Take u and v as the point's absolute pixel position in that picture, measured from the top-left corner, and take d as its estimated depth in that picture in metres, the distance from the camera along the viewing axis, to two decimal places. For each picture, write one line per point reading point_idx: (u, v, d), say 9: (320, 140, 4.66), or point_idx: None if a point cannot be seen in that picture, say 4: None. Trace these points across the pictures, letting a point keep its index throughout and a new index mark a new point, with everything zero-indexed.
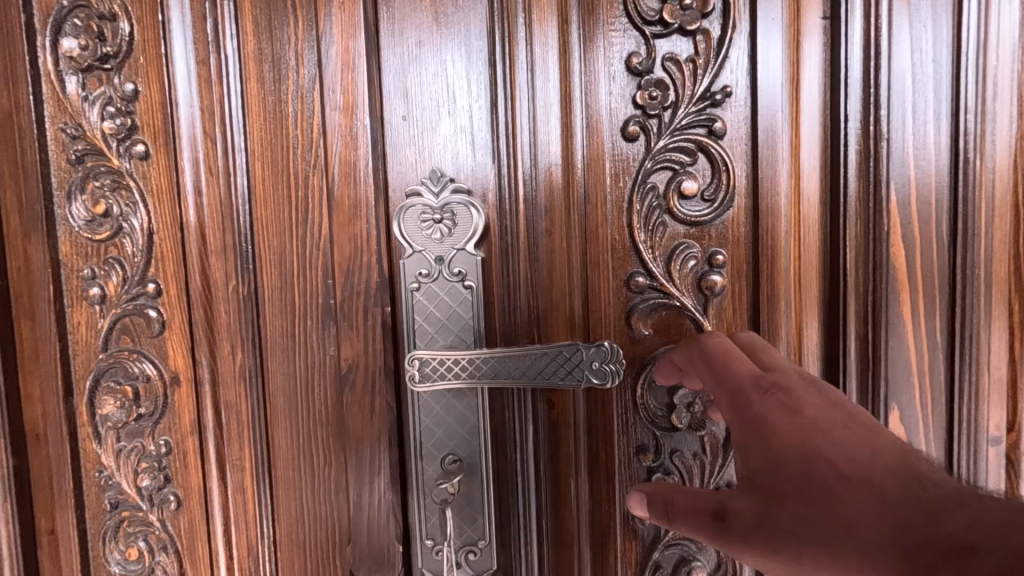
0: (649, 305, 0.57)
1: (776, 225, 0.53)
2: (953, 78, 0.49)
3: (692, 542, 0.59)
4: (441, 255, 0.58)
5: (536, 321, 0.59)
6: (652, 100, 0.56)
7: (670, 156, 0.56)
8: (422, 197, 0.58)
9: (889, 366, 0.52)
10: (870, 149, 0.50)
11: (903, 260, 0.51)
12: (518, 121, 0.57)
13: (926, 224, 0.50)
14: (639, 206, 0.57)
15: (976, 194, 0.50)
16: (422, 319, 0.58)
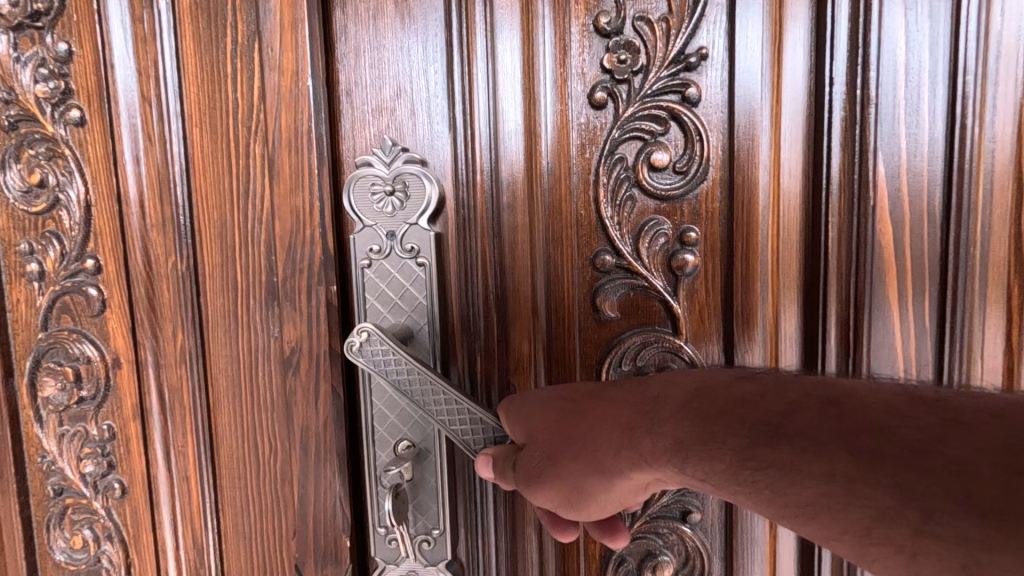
0: (616, 285, 0.53)
1: (753, 199, 0.49)
2: (952, 34, 0.44)
3: (658, 537, 0.55)
4: (393, 229, 0.54)
5: (496, 301, 0.55)
6: (621, 63, 0.51)
7: (639, 125, 0.51)
8: (373, 168, 0.54)
9: (871, 353, 0.47)
10: (857, 116, 0.45)
11: (889, 240, 0.46)
12: (477, 87, 0.53)
13: (917, 200, 0.45)
14: (605, 180, 0.53)
15: (973, 166, 0.44)
16: (374, 298, 0.55)
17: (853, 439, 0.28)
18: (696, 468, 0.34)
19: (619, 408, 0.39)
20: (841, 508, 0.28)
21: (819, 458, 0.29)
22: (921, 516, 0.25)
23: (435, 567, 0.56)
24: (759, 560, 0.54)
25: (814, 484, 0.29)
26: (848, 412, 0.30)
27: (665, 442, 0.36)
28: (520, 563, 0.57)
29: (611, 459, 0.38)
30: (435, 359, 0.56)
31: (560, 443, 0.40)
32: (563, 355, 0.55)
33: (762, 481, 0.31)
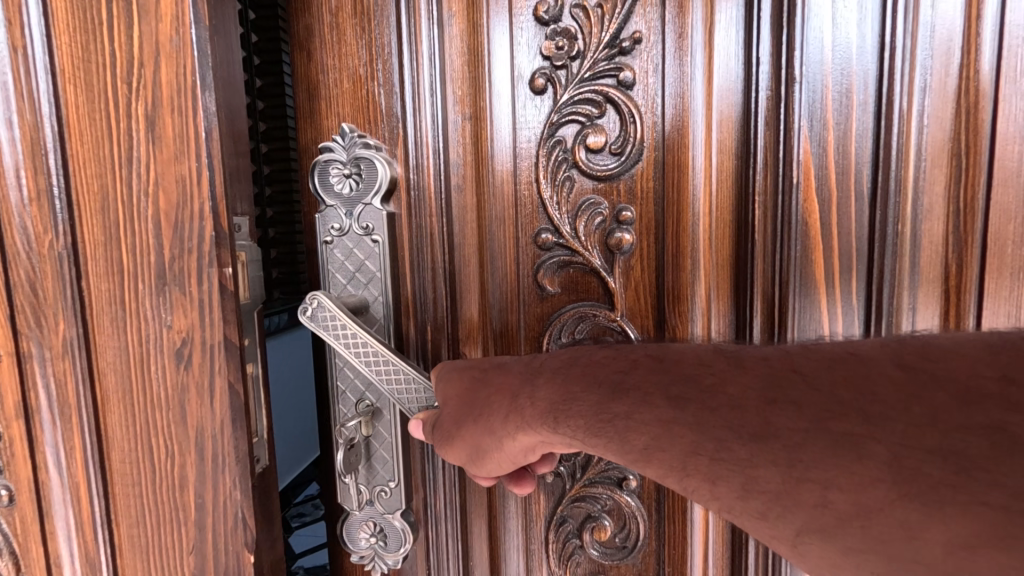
0: (555, 262, 0.54)
1: (683, 179, 0.49)
2: (881, 10, 0.43)
3: (597, 501, 0.57)
4: (351, 208, 0.55)
5: (446, 276, 0.56)
6: (558, 49, 0.51)
7: (576, 108, 0.52)
8: (333, 153, 0.54)
9: (796, 329, 0.47)
10: (780, 95, 0.45)
11: (816, 220, 0.46)
12: (424, 71, 0.53)
13: (844, 177, 0.45)
14: (544, 160, 0.53)
15: (903, 141, 0.43)
16: (335, 271, 0.56)
17: (672, 389, 0.33)
18: (568, 425, 0.37)
19: (512, 377, 0.42)
20: (666, 448, 0.31)
21: (646, 405, 0.34)
22: (715, 445, 0.29)
23: (390, 518, 0.57)
24: (692, 530, 0.54)
25: (649, 430, 0.32)
26: (674, 366, 0.36)
27: (542, 405, 0.39)
28: (466, 525, 0.59)
29: (500, 422, 0.40)
30: (388, 335, 0.57)
31: (464, 407, 0.42)
32: (507, 330, 0.56)
33: (606, 431, 0.34)
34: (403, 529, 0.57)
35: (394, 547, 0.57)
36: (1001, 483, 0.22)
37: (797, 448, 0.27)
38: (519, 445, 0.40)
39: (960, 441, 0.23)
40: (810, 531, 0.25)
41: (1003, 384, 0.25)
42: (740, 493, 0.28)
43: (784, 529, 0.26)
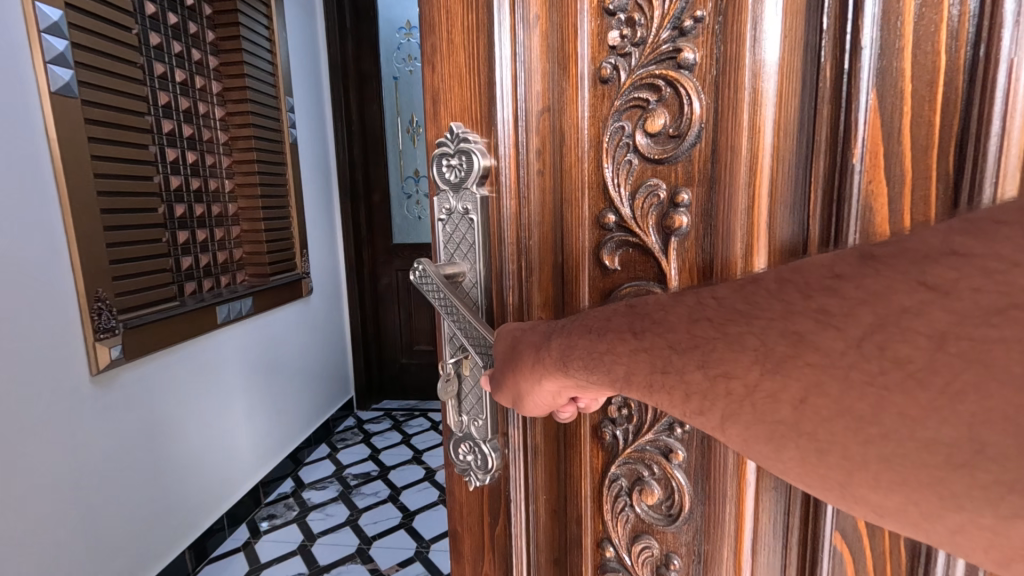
0: (616, 242, 0.57)
1: (735, 164, 0.48)
2: None
3: (645, 465, 0.57)
4: (458, 191, 0.63)
5: (523, 250, 0.62)
6: (623, 38, 0.53)
7: (636, 94, 0.53)
8: (444, 146, 0.63)
9: None
10: (846, 66, 0.42)
11: (882, 203, 0.42)
12: (509, 69, 0.59)
13: (922, 154, 0.40)
14: (604, 139, 0.56)
15: (1012, 103, 0.35)
16: (445, 243, 0.66)
17: (641, 320, 0.41)
18: (575, 365, 0.46)
19: (535, 336, 0.51)
20: (631, 366, 0.42)
21: (619, 343, 0.43)
22: (660, 362, 0.39)
23: (482, 444, 0.65)
24: (730, 515, 0.52)
25: (622, 359, 0.42)
26: (644, 303, 0.42)
27: (553, 355, 0.47)
28: (534, 466, 0.65)
29: (529, 372, 0.49)
30: (480, 306, 0.66)
31: (504, 366, 0.52)
32: (569, 301, 0.60)
33: (598, 369, 0.44)
34: (489, 454, 0.65)
35: (481, 470, 0.66)
36: (818, 347, 0.31)
37: (709, 354, 0.36)
38: (545, 388, 0.49)
39: (800, 323, 0.31)
40: (730, 420, 0.36)
41: (830, 280, 0.31)
42: (685, 391, 0.38)
43: (711, 417, 0.38)
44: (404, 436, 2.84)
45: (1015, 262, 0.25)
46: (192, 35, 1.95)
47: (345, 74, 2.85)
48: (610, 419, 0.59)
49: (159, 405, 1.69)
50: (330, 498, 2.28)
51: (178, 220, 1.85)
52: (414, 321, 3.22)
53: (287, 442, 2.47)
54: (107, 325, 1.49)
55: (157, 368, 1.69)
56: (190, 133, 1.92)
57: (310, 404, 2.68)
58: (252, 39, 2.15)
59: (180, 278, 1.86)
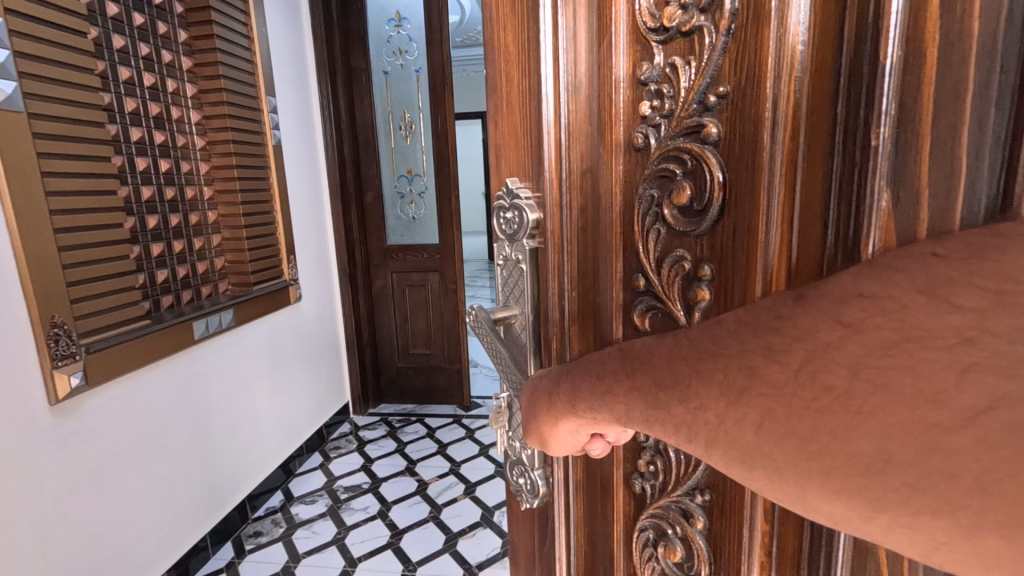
0: (645, 309, 0.45)
1: (750, 257, 0.37)
2: None
3: (668, 523, 0.46)
4: (512, 240, 0.58)
5: (574, 304, 0.53)
6: (653, 108, 0.42)
7: (664, 166, 0.42)
8: (501, 200, 0.59)
9: None
10: (858, 163, 0.30)
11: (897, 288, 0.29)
12: (556, 135, 0.51)
13: None
14: (635, 209, 0.45)
15: None
16: (502, 283, 0.62)
17: (630, 360, 0.39)
18: (584, 406, 0.43)
19: (544, 381, 0.49)
20: (624, 401, 0.39)
21: (610, 380, 0.40)
22: (648, 403, 0.37)
23: (531, 470, 0.61)
24: None
25: (622, 397, 0.39)
26: (634, 344, 0.40)
27: (563, 398, 0.46)
28: (571, 499, 0.57)
29: (545, 414, 0.48)
30: (529, 349, 0.59)
31: (531, 416, 0.51)
32: None
33: (603, 412, 0.42)
34: (537, 482, 0.60)
35: (530, 494, 0.61)
36: (768, 381, 0.30)
37: (685, 389, 0.34)
38: (563, 429, 0.47)
39: (753, 359, 0.31)
40: (713, 446, 0.33)
41: (774, 320, 0.31)
42: (676, 428, 0.35)
43: (695, 447, 0.34)
44: (398, 444, 2.83)
45: (905, 302, 0.26)
46: (162, 36, 1.90)
47: (332, 68, 2.79)
48: (639, 471, 0.48)
49: (129, 430, 1.67)
50: (319, 513, 2.27)
51: (151, 232, 1.83)
52: (410, 325, 3.20)
53: (277, 451, 2.47)
54: (67, 351, 1.45)
55: (125, 392, 1.66)
56: (163, 139, 1.88)
57: (297, 414, 2.63)
58: (227, 37, 2.07)
59: (154, 293, 1.84)
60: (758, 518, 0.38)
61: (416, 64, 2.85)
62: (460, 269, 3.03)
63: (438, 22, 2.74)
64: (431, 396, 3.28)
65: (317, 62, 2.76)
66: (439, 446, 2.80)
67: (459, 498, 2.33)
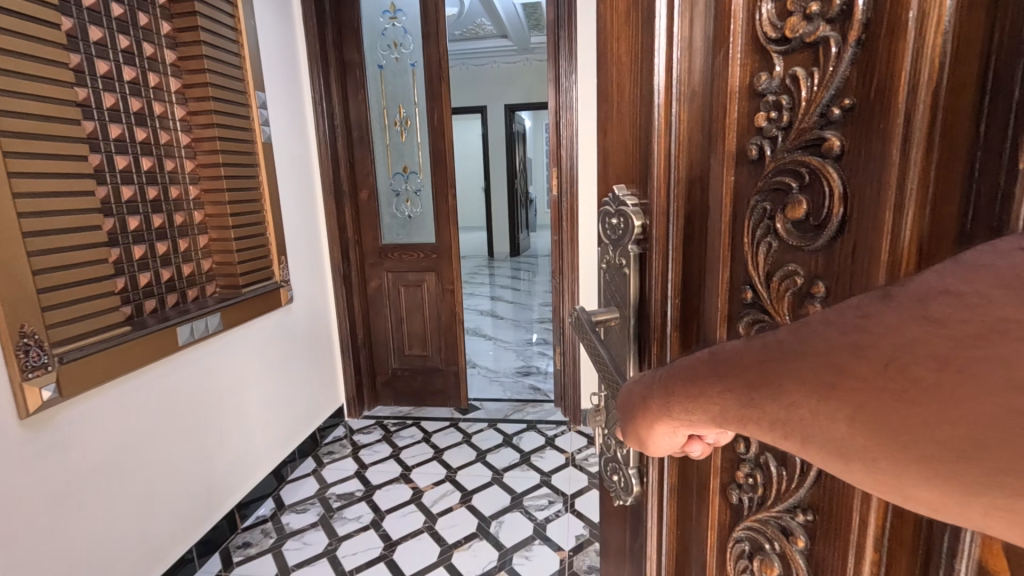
0: (750, 319, 0.44)
1: (874, 259, 0.33)
2: None
3: (766, 538, 0.45)
4: (616, 243, 0.61)
5: (678, 310, 0.53)
6: (770, 120, 0.40)
7: (778, 178, 0.40)
8: (609, 206, 0.62)
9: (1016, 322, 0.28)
10: (1002, 188, 0.27)
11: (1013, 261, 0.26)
12: (667, 136, 0.51)
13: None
14: (744, 219, 0.43)
15: None
16: (607, 286, 0.66)
17: (724, 361, 0.35)
18: (681, 411, 0.39)
19: (638, 388, 0.46)
20: (713, 402, 0.36)
21: (702, 382, 0.36)
22: (738, 404, 0.34)
23: (624, 467, 0.62)
24: None
25: (719, 401, 0.35)
26: (726, 348, 0.35)
27: (657, 401, 0.42)
28: (665, 504, 0.56)
29: (641, 416, 0.44)
30: (631, 351, 0.61)
31: (628, 420, 0.47)
32: None
33: (698, 414, 0.38)
34: (631, 480, 0.60)
35: (624, 492, 0.63)
36: (859, 380, 0.27)
37: (774, 390, 0.31)
38: (660, 431, 0.43)
39: (841, 354, 0.28)
40: (807, 444, 0.30)
41: (859, 317, 0.28)
42: (771, 426, 0.32)
43: (788, 446, 0.32)
44: (393, 449, 2.80)
45: (993, 295, 0.24)
46: (143, 28, 1.82)
47: (325, 61, 2.73)
48: (737, 484, 0.47)
49: (100, 448, 1.59)
50: (310, 523, 2.23)
51: (132, 233, 1.76)
52: (404, 325, 3.17)
53: (266, 458, 2.40)
54: (38, 361, 1.37)
55: (95, 410, 1.57)
56: (144, 136, 1.81)
57: (288, 417, 2.57)
58: (213, 29, 2.00)
59: (137, 297, 1.78)
60: (865, 547, 0.35)
61: (412, 58, 2.81)
62: (457, 269, 3.04)
63: (435, 14, 2.70)
64: (427, 397, 3.25)
65: (308, 56, 2.68)
66: (434, 451, 2.77)
67: (455, 507, 2.28)
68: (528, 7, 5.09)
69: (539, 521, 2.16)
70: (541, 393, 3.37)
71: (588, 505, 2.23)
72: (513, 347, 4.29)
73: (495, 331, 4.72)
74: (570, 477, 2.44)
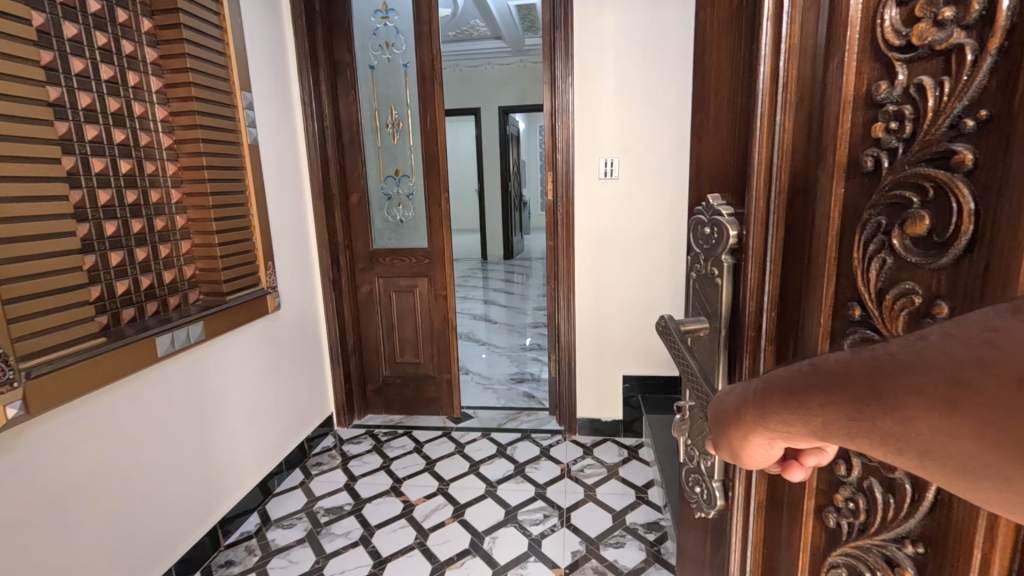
0: (857, 341, 0.42)
1: (1007, 272, 0.30)
2: None
3: (868, 566, 0.43)
4: (707, 251, 0.63)
5: (773, 324, 0.52)
6: (890, 131, 0.38)
7: (897, 193, 0.38)
8: (701, 213, 0.65)
9: None
10: None
11: None
12: (769, 144, 0.51)
13: None
14: (854, 234, 0.41)
15: None
16: (695, 296, 0.69)
17: (830, 372, 0.32)
18: (778, 422, 0.37)
19: (733, 399, 0.43)
20: (815, 414, 0.33)
21: (803, 393, 0.34)
22: (845, 417, 0.31)
23: (709, 481, 0.65)
24: None
25: (823, 413, 0.33)
26: (833, 357, 0.33)
27: (753, 411, 0.39)
28: (751, 520, 0.56)
29: (734, 424, 0.42)
30: (721, 360, 0.62)
31: (719, 429, 0.45)
32: None
33: (798, 425, 0.35)
34: (715, 494, 0.63)
35: (706, 505, 0.66)
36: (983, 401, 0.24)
37: (889, 405, 0.28)
38: (754, 443, 0.40)
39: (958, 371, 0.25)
40: (929, 463, 0.28)
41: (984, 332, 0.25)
42: (884, 441, 0.29)
43: (907, 462, 0.29)
44: (383, 460, 2.72)
45: None
46: (121, 24, 1.74)
47: (314, 61, 2.67)
48: (835, 507, 0.45)
49: (69, 469, 1.48)
50: (296, 540, 2.14)
51: (109, 239, 1.67)
52: (396, 331, 3.11)
53: (249, 475, 2.29)
54: (2, 378, 1.27)
55: (64, 427, 1.47)
56: (122, 137, 1.73)
57: (273, 429, 2.47)
58: (196, 27, 1.92)
59: (114, 306, 1.69)
60: None
61: (403, 59, 2.76)
62: (450, 274, 2.99)
63: (427, 14, 2.68)
64: (419, 406, 3.18)
65: (297, 55, 2.62)
66: (426, 462, 2.70)
67: (446, 523, 2.22)
68: (521, 9, 5.08)
69: (534, 536, 2.10)
70: (535, 401, 3.32)
71: (584, 520, 2.18)
72: (507, 353, 4.24)
73: (489, 336, 4.66)
74: (565, 490, 2.39)
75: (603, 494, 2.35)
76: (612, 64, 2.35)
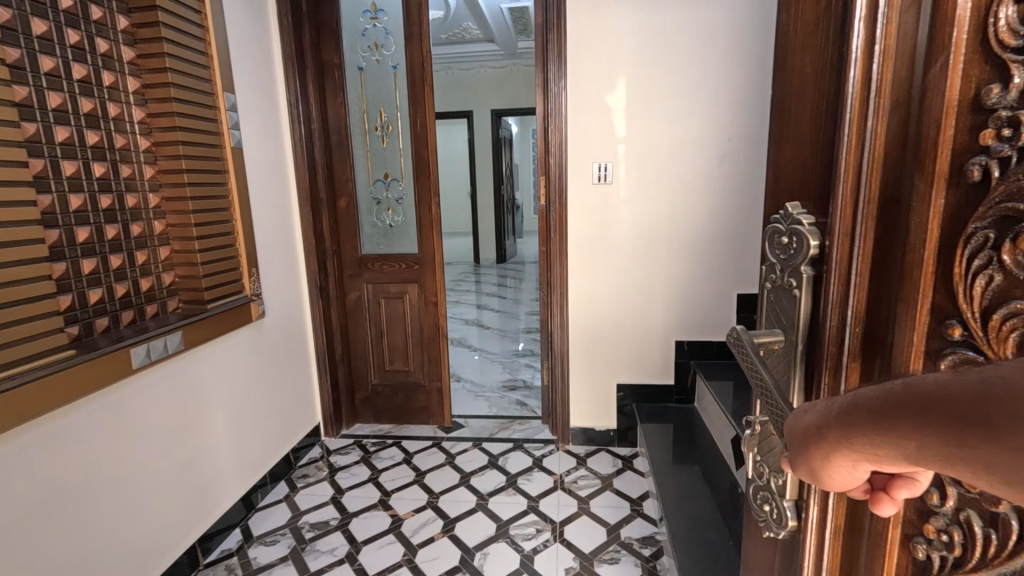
0: (956, 359, 0.41)
1: None
2: None
3: None
4: (787, 261, 0.61)
5: (859, 339, 0.50)
6: (1002, 139, 0.37)
7: (1010, 205, 0.37)
8: (778, 223, 0.63)
9: None
10: None
11: None
12: (858, 148, 0.49)
13: None
14: (956, 247, 0.40)
15: None
16: (771, 309, 0.67)
17: (925, 394, 0.32)
18: (865, 444, 0.36)
19: (810, 417, 0.42)
20: (910, 438, 0.32)
21: (895, 416, 0.33)
22: (943, 441, 0.30)
23: (778, 499, 0.64)
24: None
25: (917, 437, 0.32)
26: (929, 379, 0.32)
27: (835, 433, 0.38)
28: (825, 547, 0.55)
29: (814, 446, 0.40)
30: (798, 375, 0.60)
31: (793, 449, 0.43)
32: None
33: (891, 449, 0.34)
34: (787, 513, 0.62)
35: (775, 524, 0.65)
36: None
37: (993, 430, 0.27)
38: (835, 465, 0.39)
39: None
40: None
41: None
42: (987, 467, 0.28)
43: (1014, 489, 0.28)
44: (372, 472, 2.65)
45: None
46: (95, 22, 1.67)
47: (301, 61, 2.61)
48: (925, 540, 0.44)
49: (32, 490, 1.38)
50: (279, 557, 2.06)
51: (81, 246, 1.59)
52: (386, 338, 3.04)
53: (231, 490, 2.19)
54: None
55: (28, 445, 1.37)
56: (96, 139, 1.65)
57: (257, 442, 2.38)
58: (177, 26, 1.86)
59: (86, 316, 1.60)
60: None
61: (394, 60, 2.72)
62: (441, 280, 2.94)
63: (418, 16, 2.64)
64: (409, 415, 3.11)
65: (284, 56, 2.56)
66: (415, 474, 2.63)
67: (436, 538, 2.16)
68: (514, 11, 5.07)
69: (525, 553, 2.06)
70: (528, 409, 3.29)
71: (578, 534, 2.15)
72: (499, 359, 4.19)
73: (481, 342, 4.61)
74: (558, 502, 2.36)
75: (596, 506, 2.32)
76: (608, 69, 2.35)
